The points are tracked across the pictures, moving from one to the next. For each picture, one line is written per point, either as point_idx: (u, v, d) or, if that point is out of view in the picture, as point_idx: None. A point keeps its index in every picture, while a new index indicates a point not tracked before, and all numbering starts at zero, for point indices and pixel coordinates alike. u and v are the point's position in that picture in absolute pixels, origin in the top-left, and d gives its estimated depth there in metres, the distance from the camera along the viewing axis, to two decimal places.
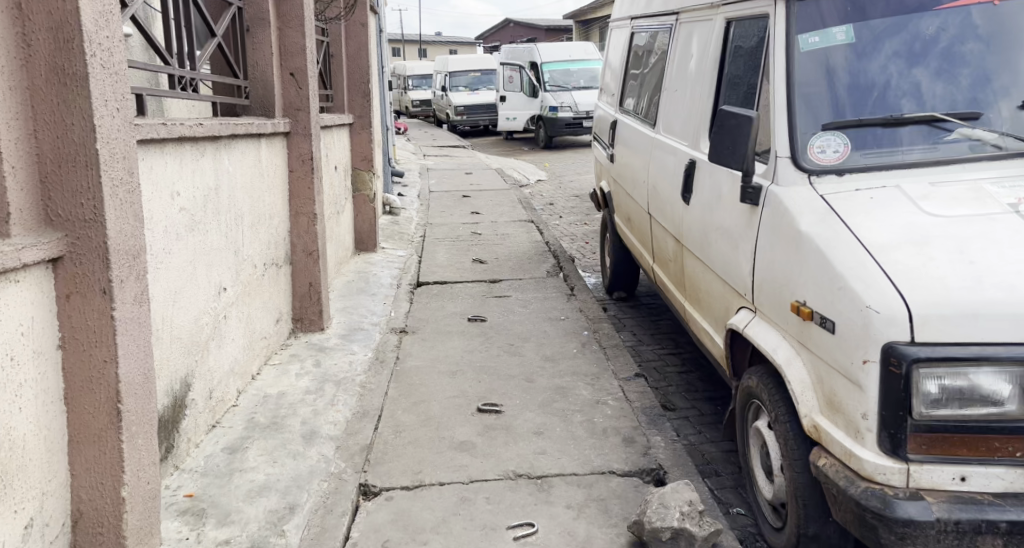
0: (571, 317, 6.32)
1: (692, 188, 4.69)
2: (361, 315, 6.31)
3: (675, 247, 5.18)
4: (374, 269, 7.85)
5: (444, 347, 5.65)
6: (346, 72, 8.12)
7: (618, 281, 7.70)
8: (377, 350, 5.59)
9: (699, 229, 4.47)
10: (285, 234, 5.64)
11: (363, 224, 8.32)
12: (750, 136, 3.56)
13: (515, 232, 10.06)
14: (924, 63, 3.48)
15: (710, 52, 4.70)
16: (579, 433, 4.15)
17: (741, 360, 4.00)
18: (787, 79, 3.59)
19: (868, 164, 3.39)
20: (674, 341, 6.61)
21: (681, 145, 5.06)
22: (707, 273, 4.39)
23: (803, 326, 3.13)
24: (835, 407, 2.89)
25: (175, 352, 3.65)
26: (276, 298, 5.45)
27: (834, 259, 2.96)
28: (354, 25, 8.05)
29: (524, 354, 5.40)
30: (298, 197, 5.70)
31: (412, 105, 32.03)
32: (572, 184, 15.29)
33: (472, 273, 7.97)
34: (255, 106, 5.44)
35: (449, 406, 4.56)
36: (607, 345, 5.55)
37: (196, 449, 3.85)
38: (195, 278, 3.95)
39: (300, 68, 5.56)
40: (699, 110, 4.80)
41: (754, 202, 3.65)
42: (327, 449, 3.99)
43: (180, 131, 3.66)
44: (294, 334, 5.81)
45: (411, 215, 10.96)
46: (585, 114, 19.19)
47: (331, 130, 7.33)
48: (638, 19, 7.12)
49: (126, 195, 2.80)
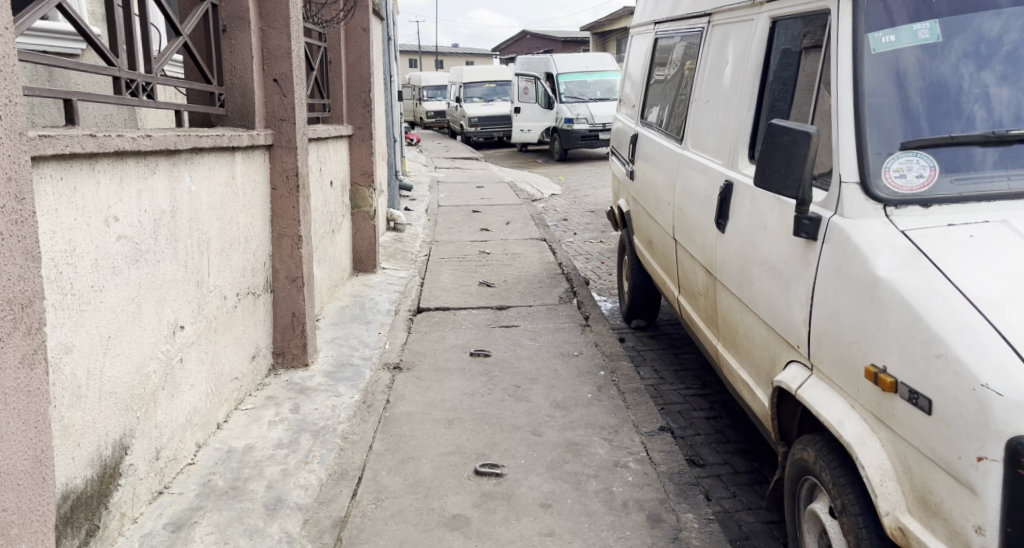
0: (586, 353, 5.66)
1: (727, 214, 4.06)
2: (352, 347, 5.67)
3: (707, 278, 4.53)
4: (372, 292, 7.21)
5: (443, 388, 5.01)
6: (345, 81, 7.47)
7: (637, 309, 7.07)
8: (365, 392, 4.93)
9: (739, 263, 3.84)
10: (265, 259, 5.00)
11: (361, 243, 7.69)
12: (808, 157, 2.91)
13: (526, 251, 9.42)
14: (988, 64, 2.84)
15: (749, 58, 4.08)
16: (595, 508, 3.51)
17: (791, 423, 3.37)
18: (853, 86, 2.89)
19: (962, 194, 2.73)
20: (699, 380, 6.01)
21: (714, 164, 4.43)
22: (750, 315, 3.75)
23: (881, 397, 2.46)
24: (931, 508, 2.24)
25: (105, 412, 3.03)
26: (253, 333, 4.81)
27: (927, 316, 2.30)
28: (355, 29, 7.43)
29: (532, 399, 4.74)
30: (281, 217, 5.05)
31: (426, 116, 31.49)
32: (588, 198, 14.66)
33: (477, 298, 7.32)
34: (231, 116, 4.81)
35: (442, 466, 3.93)
36: (625, 389, 4.88)
37: (134, 525, 3.25)
38: (139, 319, 3.31)
39: (285, 73, 4.90)
40: (737, 124, 4.15)
41: (811, 235, 2.98)
42: (291, 524, 3.44)
43: (118, 145, 3.03)
44: (274, 371, 5.17)
45: (416, 232, 10.33)
46: (602, 127, 18.59)
47: (326, 142, 6.69)
48: (664, 23, 6.47)
49: (10, 228, 2.18)
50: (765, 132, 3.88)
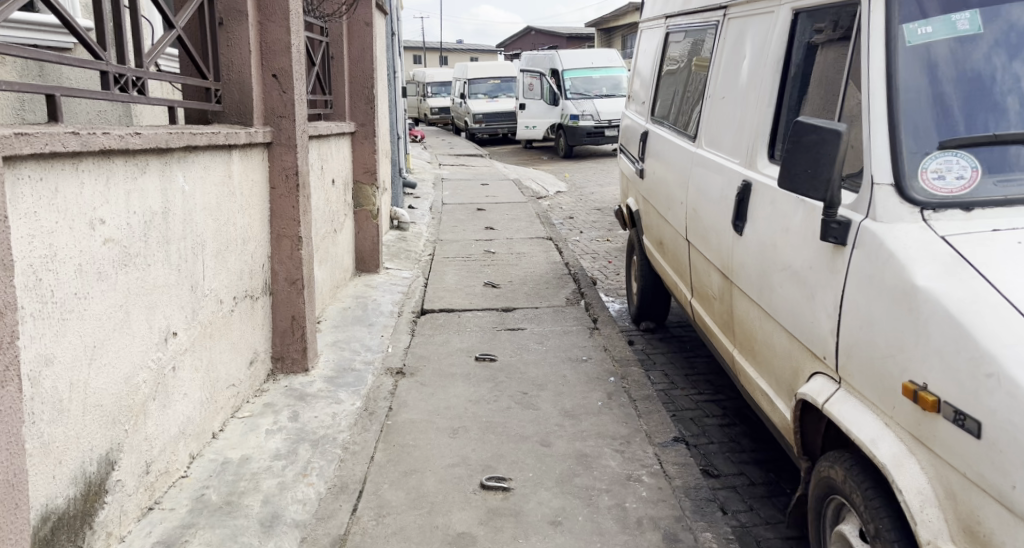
0: (595, 358, 5.48)
1: (745, 216, 3.90)
2: (354, 351, 5.49)
3: (722, 283, 4.36)
4: (374, 293, 7.04)
5: (447, 395, 4.84)
6: (347, 76, 7.29)
7: (647, 311, 6.90)
8: (367, 398, 4.76)
9: (759, 268, 3.68)
10: (263, 261, 4.83)
11: (364, 243, 7.52)
12: (837, 156, 2.73)
13: (532, 251, 9.25)
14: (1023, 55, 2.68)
15: (770, 52, 3.92)
16: (607, 527, 3.35)
17: (814, 438, 3.20)
18: (886, 81, 2.72)
19: (1006, 196, 2.57)
20: (711, 385, 5.84)
21: (730, 164, 4.26)
22: (771, 323, 3.59)
23: (921, 417, 2.29)
24: (982, 540, 2.08)
25: (90, 426, 2.86)
26: (252, 337, 4.64)
27: (976, 332, 2.14)
28: (358, 24, 7.25)
29: (540, 407, 4.57)
30: (280, 217, 4.88)
31: (430, 112, 31.29)
32: (593, 196, 14.48)
33: (483, 299, 7.14)
34: (229, 113, 4.63)
35: (447, 479, 3.76)
36: (637, 396, 4.70)
37: (121, 544, 3.08)
38: (126, 327, 3.10)
39: (284, 68, 4.72)
40: (756, 121, 3.99)
41: (839, 240, 2.80)
42: (288, 543, 3.27)
43: (103, 143, 2.85)
44: (273, 376, 4.99)
45: (420, 230, 10.16)
46: (607, 123, 18.41)
47: (327, 139, 6.51)
48: (676, 17, 6.30)
49: None
50: (786, 130, 3.72)
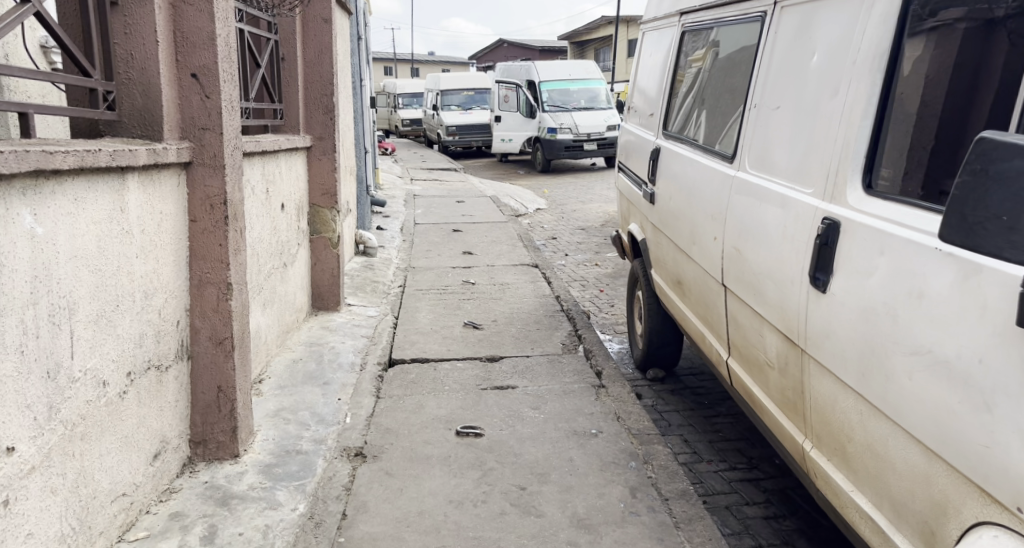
0: (608, 429, 4.37)
1: (828, 268, 2.88)
2: (300, 426, 4.30)
3: (783, 347, 3.31)
4: (332, 338, 5.87)
5: (421, 491, 3.71)
6: (302, 82, 6.07)
7: (656, 358, 5.80)
8: (315, 499, 3.59)
9: (861, 346, 2.62)
10: (178, 316, 3.61)
11: (321, 276, 6.38)
12: None
13: (517, 281, 8.12)
14: None
15: (864, 50, 2.90)
16: None
17: None
18: None
19: None
20: (744, 455, 4.77)
21: (799, 194, 3.24)
22: (878, 421, 2.56)
23: None
24: None
25: None
26: (161, 421, 3.44)
27: None
28: (315, 20, 6.05)
29: (546, 514, 3.47)
30: (203, 258, 3.67)
31: (401, 125, 30.06)
32: (576, 214, 13.39)
33: (463, 345, 6.02)
34: (129, 124, 3.45)
35: None
36: (670, 494, 3.62)
37: None
38: None
39: (206, 66, 3.55)
40: (839, 140, 2.98)
41: None
42: None
43: None
44: (190, 467, 3.76)
45: (389, 256, 8.99)
46: (586, 137, 17.38)
47: (273, 157, 5.34)
48: (694, 13, 5.27)
49: None
50: (906, 157, 2.74)
